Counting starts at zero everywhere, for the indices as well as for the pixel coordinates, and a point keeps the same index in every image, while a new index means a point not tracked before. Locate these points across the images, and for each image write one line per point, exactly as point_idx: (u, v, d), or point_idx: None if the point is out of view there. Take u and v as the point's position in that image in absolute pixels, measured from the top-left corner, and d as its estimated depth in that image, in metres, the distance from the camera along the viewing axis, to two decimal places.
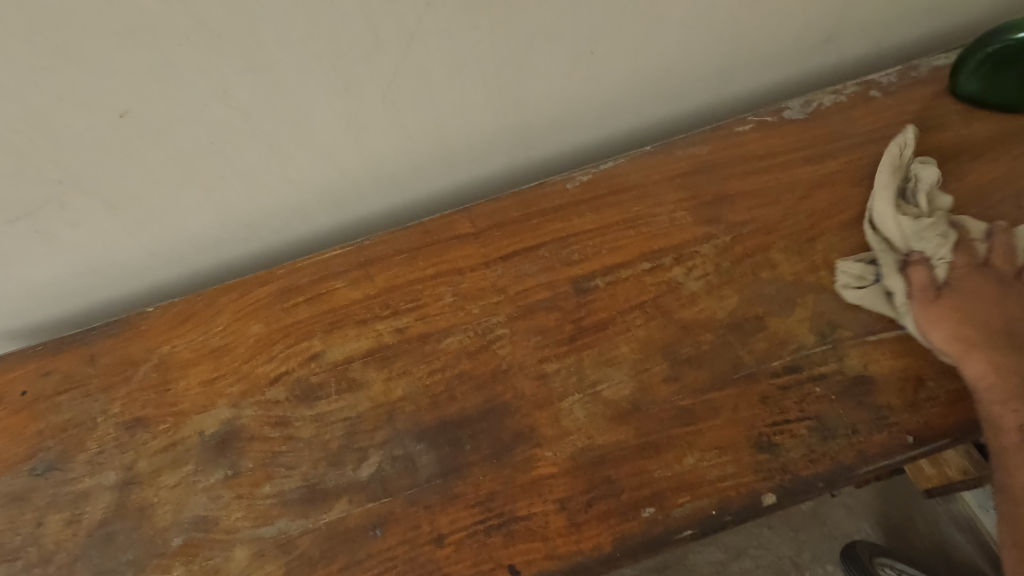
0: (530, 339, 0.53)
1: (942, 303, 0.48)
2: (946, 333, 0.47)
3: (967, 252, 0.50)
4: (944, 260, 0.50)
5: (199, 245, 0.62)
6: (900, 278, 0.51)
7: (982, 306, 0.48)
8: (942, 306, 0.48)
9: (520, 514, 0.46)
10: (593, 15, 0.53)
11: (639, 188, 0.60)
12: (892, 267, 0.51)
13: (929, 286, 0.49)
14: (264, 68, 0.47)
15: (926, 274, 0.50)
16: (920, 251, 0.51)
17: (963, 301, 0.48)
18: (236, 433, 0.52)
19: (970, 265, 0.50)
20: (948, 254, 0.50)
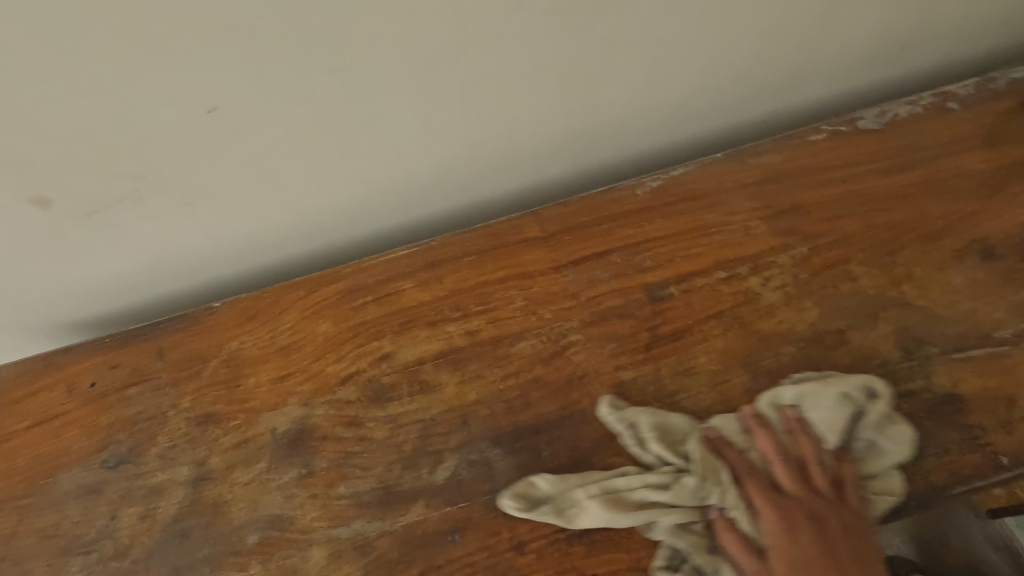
0: (605, 346, 0.53)
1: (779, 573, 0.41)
2: None
3: (755, 481, 0.44)
4: (738, 509, 0.44)
5: (265, 242, 0.62)
6: (719, 559, 0.44)
7: (810, 548, 0.42)
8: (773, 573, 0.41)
9: (602, 524, 0.46)
10: (675, 20, 0.53)
11: (711, 196, 0.60)
12: (702, 546, 0.44)
13: (751, 551, 0.43)
14: (351, 68, 0.47)
15: (737, 540, 0.43)
16: (716, 514, 0.44)
17: (789, 552, 0.42)
18: (309, 432, 0.52)
19: (764, 500, 0.44)
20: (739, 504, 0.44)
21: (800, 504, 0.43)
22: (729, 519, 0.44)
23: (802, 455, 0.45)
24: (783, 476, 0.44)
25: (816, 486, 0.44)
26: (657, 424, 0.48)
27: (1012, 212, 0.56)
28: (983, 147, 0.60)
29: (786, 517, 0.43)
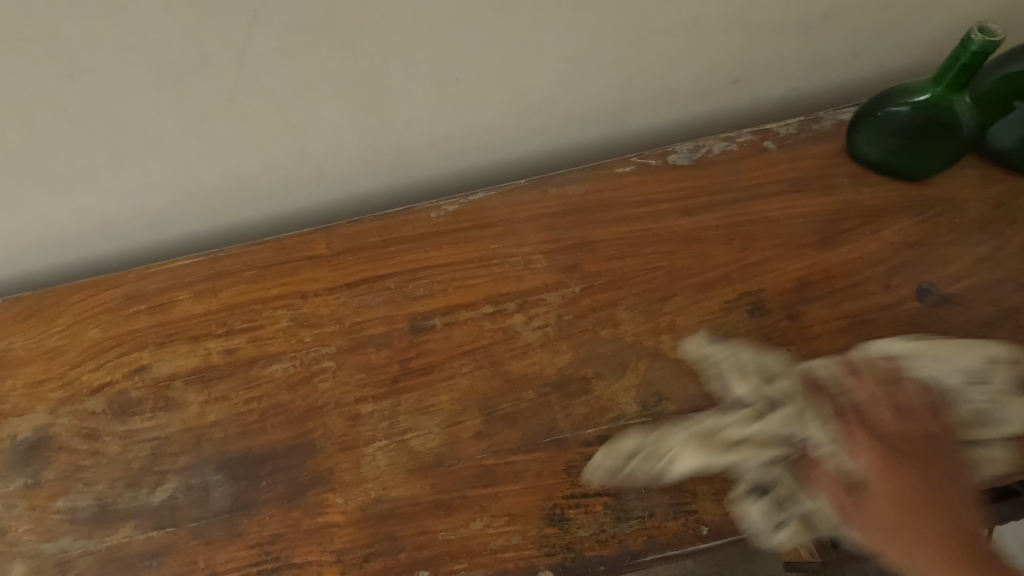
0: (354, 376, 0.52)
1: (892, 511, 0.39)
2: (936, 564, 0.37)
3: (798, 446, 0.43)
4: (826, 444, 0.43)
5: (59, 240, 0.60)
6: (786, 487, 0.43)
7: (913, 491, 0.40)
8: (875, 516, 0.40)
9: (296, 561, 0.45)
10: (451, 41, 0.50)
11: (502, 225, 0.57)
12: (791, 477, 0.43)
13: (844, 491, 0.41)
14: (83, 74, 0.45)
15: (828, 475, 0.42)
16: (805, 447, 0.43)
17: (892, 496, 0.40)
18: (47, 441, 0.51)
19: (871, 463, 0.41)
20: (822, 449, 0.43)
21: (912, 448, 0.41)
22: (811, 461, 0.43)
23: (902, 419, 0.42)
24: (896, 423, 0.42)
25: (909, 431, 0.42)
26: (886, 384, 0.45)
27: (796, 264, 0.53)
28: (786, 194, 0.56)
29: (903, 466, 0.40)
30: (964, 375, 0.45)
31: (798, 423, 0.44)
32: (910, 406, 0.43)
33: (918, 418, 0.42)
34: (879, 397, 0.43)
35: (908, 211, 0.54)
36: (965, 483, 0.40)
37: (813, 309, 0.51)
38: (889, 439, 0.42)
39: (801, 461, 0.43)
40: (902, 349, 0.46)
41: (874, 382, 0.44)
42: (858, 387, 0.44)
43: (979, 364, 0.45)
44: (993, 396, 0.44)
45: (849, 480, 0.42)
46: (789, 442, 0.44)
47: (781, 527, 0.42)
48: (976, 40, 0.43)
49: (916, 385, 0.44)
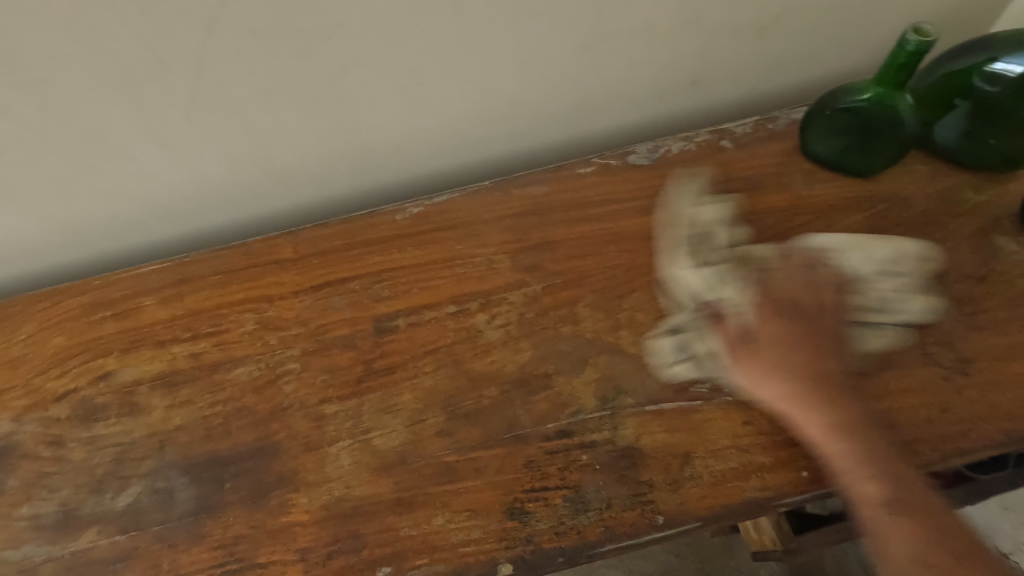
0: (319, 377, 0.52)
1: (763, 354, 0.45)
2: (823, 428, 0.43)
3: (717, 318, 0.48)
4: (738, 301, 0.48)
5: (23, 248, 0.60)
6: (705, 336, 0.49)
7: (789, 345, 0.45)
8: (751, 359, 0.45)
9: (260, 562, 0.45)
10: (408, 47, 0.51)
11: (464, 226, 0.58)
12: (698, 325, 0.50)
13: (737, 339, 0.46)
14: (39, 83, 0.45)
15: (724, 330, 0.47)
16: (716, 304, 0.49)
17: (779, 339, 0.45)
18: (10, 450, 0.51)
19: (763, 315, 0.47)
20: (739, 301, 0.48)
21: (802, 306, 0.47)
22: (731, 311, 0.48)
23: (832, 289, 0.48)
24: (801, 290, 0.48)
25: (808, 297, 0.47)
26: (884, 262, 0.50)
27: None
28: (741, 192, 0.57)
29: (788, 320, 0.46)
30: (874, 264, 0.50)
31: (721, 279, 0.49)
32: (799, 291, 0.47)
33: (801, 293, 0.47)
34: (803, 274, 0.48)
35: (859, 207, 0.56)
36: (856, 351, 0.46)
37: None
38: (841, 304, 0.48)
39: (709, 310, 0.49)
40: (816, 243, 0.51)
41: (801, 270, 0.49)
42: (782, 262, 0.50)
43: (881, 257, 0.50)
44: (897, 291, 0.49)
45: (746, 332, 0.46)
46: (708, 301, 0.50)
47: (680, 362, 0.49)
48: (912, 40, 0.45)
49: (827, 274, 0.49)
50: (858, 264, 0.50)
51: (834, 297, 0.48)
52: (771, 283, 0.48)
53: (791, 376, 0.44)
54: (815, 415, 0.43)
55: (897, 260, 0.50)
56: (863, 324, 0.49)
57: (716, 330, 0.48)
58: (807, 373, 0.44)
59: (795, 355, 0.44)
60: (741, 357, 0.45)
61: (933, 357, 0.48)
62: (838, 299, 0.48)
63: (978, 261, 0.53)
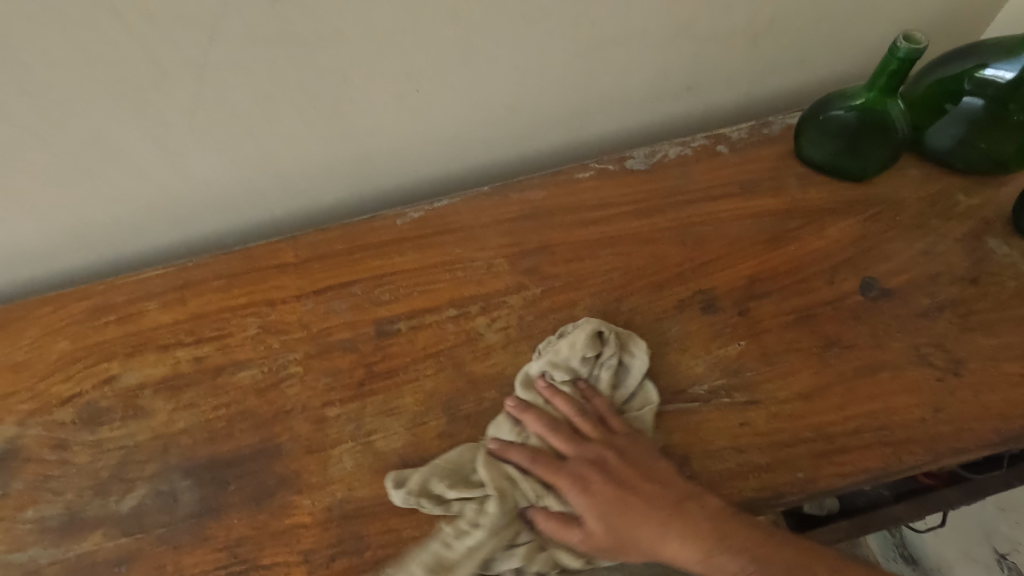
0: (321, 380, 0.53)
1: (604, 510, 0.43)
2: (696, 551, 0.42)
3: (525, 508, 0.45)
4: (541, 494, 0.45)
5: (26, 254, 0.60)
6: (523, 539, 0.44)
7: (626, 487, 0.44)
8: (598, 533, 0.43)
9: (262, 563, 0.46)
10: (407, 53, 0.51)
11: (464, 230, 0.59)
12: (525, 546, 0.44)
13: (569, 526, 0.43)
14: (44, 90, 0.46)
15: (548, 518, 0.44)
16: (526, 510, 0.45)
17: (603, 505, 0.43)
18: (14, 453, 0.52)
19: (569, 486, 0.44)
20: (531, 485, 0.45)
21: (584, 455, 0.45)
22: (536, 502, 0.45)
23: (590, 409, 0.48)
24: (557, 442, 0.46)
25: (576, 438, 0.46)
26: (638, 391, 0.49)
27: (747, 262, 0.55)
28: (737, 196, 0.58)
29: (601, 473, 0.44)
30: (571, 365, 0.49)
31: (505, 487, 0.45)
32: (578, 424, 0.47)
33: (559, 440, 0.46)
34: (548, 428, 0.46)
35: (853, 210, 0.57)
36: (647, 449, 0.46)
37: (762, 304, 0.53)
38: (607, 437, 0.46)
39: (523, 518, 0.45)
40: (537, 371, 0.49)
41: (545, 430, 0.46)
42: (530, 423, 0.47)
43: (581, 345, 0.48)
44: (615, 365, 0.49)
45: (569, 516, 0.44)
46: (519, 512, 0.45)
47: None
48: (902, 47, 0.46)
49: (568, 394, 0.48)
50: (568, 372, 0.49)
51: (602, 407, 0.48)
52: (557, 473, 0.45)
53: (661, 527, 0.42)
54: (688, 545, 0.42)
55: (593, 340, 0.48)
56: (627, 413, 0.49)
57: (510, 453, 0.46)
58: (662, 505, 0.43)
59: (635, 502, 0.43)
60: (597, 527, 0.43)
61: (926, 358, 0.49)
62: (603, 411, 0.48)
63: (970, 264, 0.53)
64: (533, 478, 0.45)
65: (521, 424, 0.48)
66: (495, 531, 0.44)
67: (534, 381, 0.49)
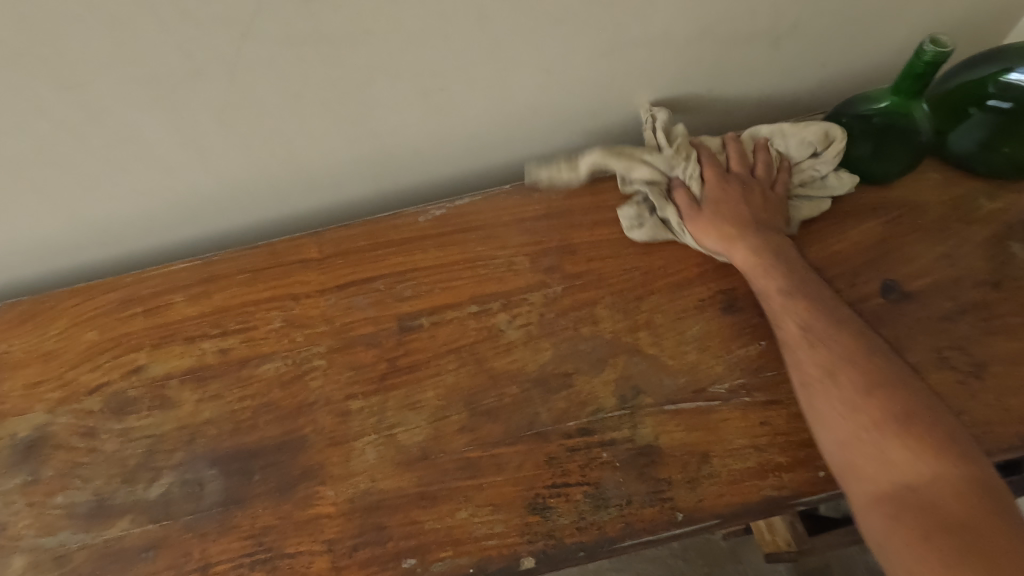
0: (343, 374, 0.54)
1: (704, 218, 0.55)
2: (745, 257, 0.53)
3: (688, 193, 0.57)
4: (694, 180, 0.57)
5: (56, 246, 0.62)
6: (669, 206, 0.57)
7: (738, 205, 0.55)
8: (702, 220, 0.55)
9: (287, 552, 0.47)
10: (433, 53, 0.52)
11: (485, 228, 0.60)
12: (660, 193, 0.58)
13: (691, 205, 0.56)
14: (80, 85, 0.47)
15: (685, 197, 0.57)
16: (681, 179, 0.58)
17: (722, 208, 0.55)
18: (45, 440, 0.53)
19: (716, 185, 0.56)
20: (697, 172, 0.57)
21: (754, 184, 0.56)
22: (686, 182, 0.57)
23: (760, 162, 0.57)
24: (734, 164, 0.57)
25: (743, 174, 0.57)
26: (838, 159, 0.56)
27: None
28: None
29: (730, 186, 0.56)
30: (801, 142, 0.56)
31: (675, 161, 0.57)
32: (759, 179, 0.56)
33: (715, 171, 0.57)
34: (740, 166, 0.57)
35: (875, 213, 0.57)
36: (778, 213, 0.55)
37: None
38: (766, 185, 0.56)
39: (669, 189, 0.58)
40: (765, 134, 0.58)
41: (734, 154, 0.58)
42: (731, 150, 0.58)
43: (812, 135, 0.55)
44: (831, 166, 0.56)
45: (696, 201, 0.56)
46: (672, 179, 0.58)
47: (642, 225, 0.57)
48: (929, 50, 0.46)
49: (772, 158, 0.57)
50: (786, 150, 0.57)
51: (768, 173, 0.56)
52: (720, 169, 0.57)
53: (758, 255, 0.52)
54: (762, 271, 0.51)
55: (824, 137, 0.54)
56: (797, 198, 0.57)
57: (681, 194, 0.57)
58: (773, 271, 0.51)
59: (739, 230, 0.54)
60: (698, 220, 0.55)
61: (948, 361, 0.49)
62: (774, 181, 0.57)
63: (993, 268, 0.53)
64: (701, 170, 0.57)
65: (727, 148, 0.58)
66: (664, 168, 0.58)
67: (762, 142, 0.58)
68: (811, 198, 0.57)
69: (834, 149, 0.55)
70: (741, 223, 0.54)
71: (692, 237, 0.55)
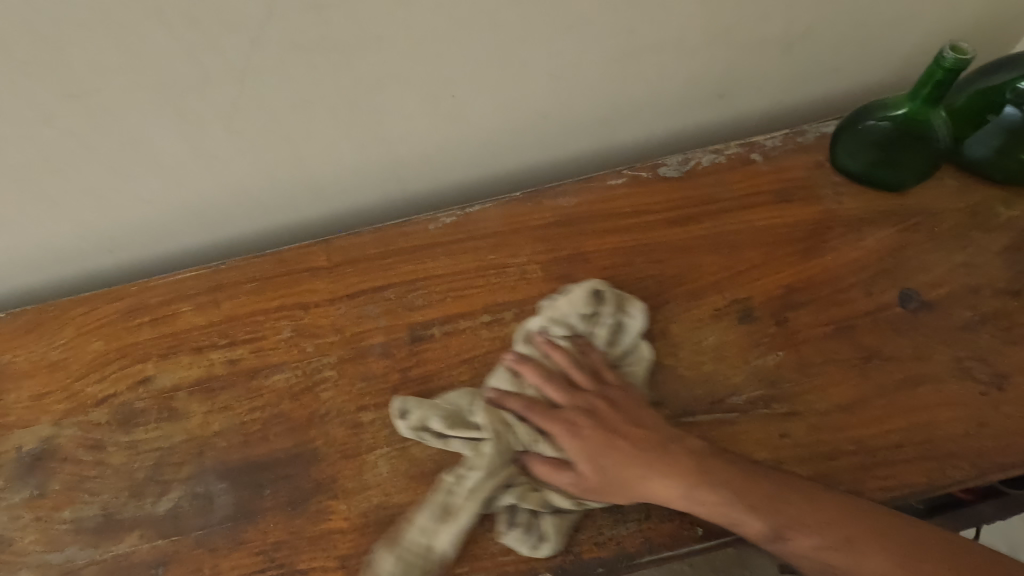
0: (355, 385, 0.53)
1: (586, 464, 0.45)
2: (678, 494, 0.43)
3: (546, 459, 0.46)
4: (535, 441, 0.47)
5: (61, 255, 0.61)
6: (530, 493, 0.45)
7: (610, 434, 0.46)
8: (589, 476, 0.44)
9: (300, 568, 0.46)
10: (443, 59, 0.51)
11: (496, 237, 0.59)
12: (524, 487, 0.46)
13: (562, 473, 0.45)
14: (87, 93, 0.46)
15: (547, 466, 0.46)
16: (522, 457, 0.47)
17: (594, 456, 0.45)
18: (51, 453, 0.52)
19: (570, 443, 0.46)
20: (529, 435, 0.47)
21: (587, 400, 0.47)
22: (529, 448, 0.47)
23: (579, 360, 0.50)
24: (552, 392, 0.48)
25: (578, 385, 0.48)
26: (619, 325, 0.51)
27: (783, 272, 0.54)
28: (772, 205, 0.58)
29: (578, 422, 0.46)
30: (572, 323, 0.51)
31: (502, 429, 0.47)
32: (571, 374, 0.49)
33: (552, 394, 0.48)
34: (548, 378, 0.48)
35: (891, 221, 0.56)
36: (643, 412, 0.47)
37: (799, 315, 0.52)
38: (601, 389, 0.48)
39: (518, 464, 0.47)
40: (537, 327, 0.52)
41: (533, 371, 0.49)
42: (528, 375, 0.49)
43: (581, 301, 0.51)
44: (613, 320, 0.51)
45: (562, 463, 0.46)
46: (515, 459, 0.47)
47: (544, 539, 0.44)
48: (949, 57, 0.45)
49: (564, 347, 0.50)
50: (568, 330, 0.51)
51: (589, 379, 0.49)
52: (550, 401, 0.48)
53: (691, 487, 0.43)
54: (670, 484, 0.43)
55: (592, 297, 0.51)
56: (620, 368, 0.51)
57: (553, 477, 0.45)
58: (649, 446, 0.45)
59: (624, 446, 0.45)
60: (589, 476, 0.44)
61: (968, 371, 0.49)
62: (604, 378, 0.49)
63: (1010, 276, 0.53)
64: (530, 428, 0.48)
65: (519, 375, 0.50)
66: (499, 461, 0.46)
67: (533, 337, 0.51)
68: (628, 351, 0.51)
69: (612, 320, 0.51)
70: (648, 445, 0.45)
71: (598, 499, 0.44)
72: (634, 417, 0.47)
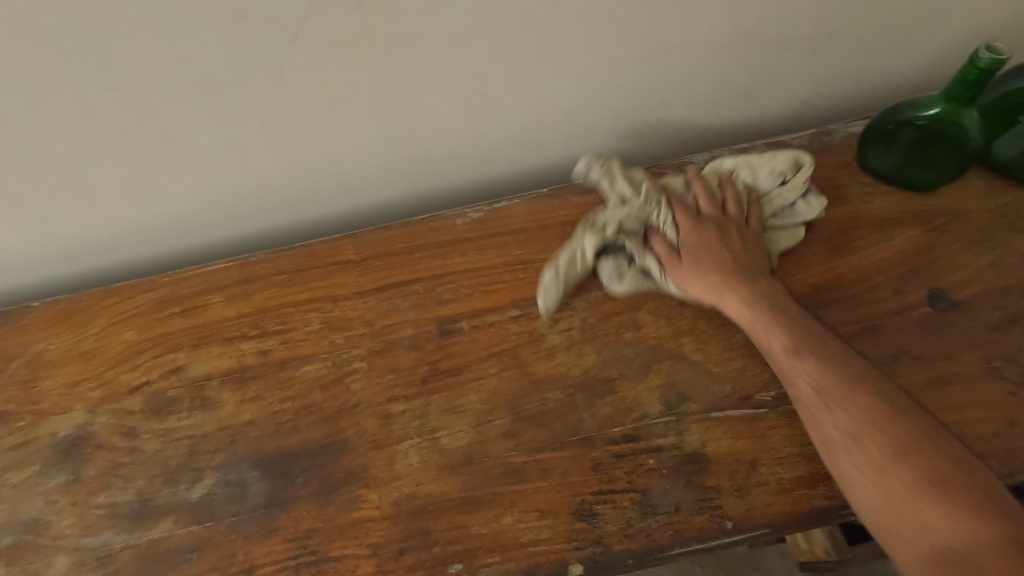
0: (384, 377, 0.53)
1: (687, 267, 0.53)
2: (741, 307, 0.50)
3: (665, 243, 0.55)
4: (667, 224, 0.56)
5: (93, 246, 0.62)
6: (645, 253, 0.54)
7: (723, 254, 0.53)
8: (684, 268, 0.53)
9: (332, 555, 0.46)
10: (477, 56, 0.52)
11: (524, 233, 0.59)
12: (637, 238, 0.55)
13: (668, 253, 0.54)
14: (129, 86, 0.47)
15: (660, 244, 0.55)
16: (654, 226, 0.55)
17: (697, 255, 0.53)
18: (86, 439, 0.53)
19: (688, 234, 0.54)
20: (669, 219, 0.56)
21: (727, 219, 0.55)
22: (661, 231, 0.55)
23: (727, 196, 0.56)
24: (704, 205, 0.56)
25: (727, 211, 0.55)
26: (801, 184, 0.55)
27: (811, 271, 0.55)
28: None
29: (706, 234, 0.54)
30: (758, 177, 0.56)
31: (651, 199, 0.55)
32: (728, 202, 0.56)
33: (705, 207, 0.56)
34: (704, 196, 0.56)
35: (919, 221, 0.56)
36: (757, 249, 0.54)
37: (827, 313, 0.53)
38: (739, 221, 0.55)
39: (645, 232, 0.56)
40: (729, 166, 0.57)
41: (702, 189, 0.57)
42: (697, 191, 0.57)
43: (783, 162, 0.55)
44: (799, 192, 0.55)
45: (674, 248, 0.55)
46: (647, 225, 0.56)
47: (625, 276, 0.54)
48: (984, 57, 0.45)
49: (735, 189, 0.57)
50: (752, 179, 0.56)
51: (736, 208, 0.55)
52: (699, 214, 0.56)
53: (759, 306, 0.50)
54: (745, 301, 0.50)
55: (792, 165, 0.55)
56: (773, 228, 0.56)
57: (654, 243, 0.55)
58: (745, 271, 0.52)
59: (726, 253, 0.53)
60: (682, 272, 0.53)
61: (997, 371, 0.49)
62: (749, 223, 0.55)
63: None
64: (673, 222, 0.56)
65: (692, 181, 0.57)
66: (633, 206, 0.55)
67: (722, 172, 0.58)
68: (787, 227, 0.56)
69: (797, 181, 0.55)
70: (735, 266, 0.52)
71: (676, 285, 0.53)
72: (754, 247, 0.54)
